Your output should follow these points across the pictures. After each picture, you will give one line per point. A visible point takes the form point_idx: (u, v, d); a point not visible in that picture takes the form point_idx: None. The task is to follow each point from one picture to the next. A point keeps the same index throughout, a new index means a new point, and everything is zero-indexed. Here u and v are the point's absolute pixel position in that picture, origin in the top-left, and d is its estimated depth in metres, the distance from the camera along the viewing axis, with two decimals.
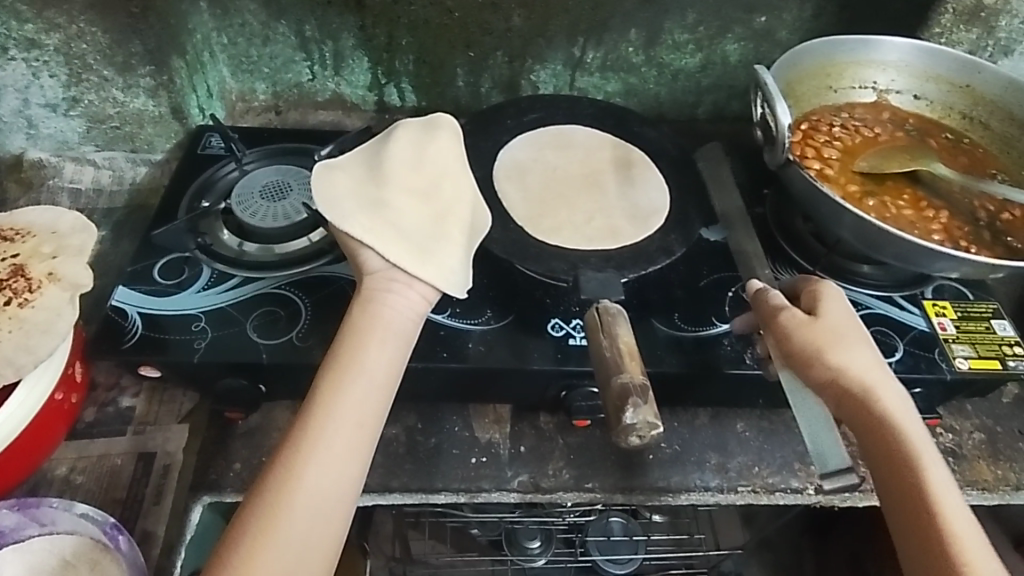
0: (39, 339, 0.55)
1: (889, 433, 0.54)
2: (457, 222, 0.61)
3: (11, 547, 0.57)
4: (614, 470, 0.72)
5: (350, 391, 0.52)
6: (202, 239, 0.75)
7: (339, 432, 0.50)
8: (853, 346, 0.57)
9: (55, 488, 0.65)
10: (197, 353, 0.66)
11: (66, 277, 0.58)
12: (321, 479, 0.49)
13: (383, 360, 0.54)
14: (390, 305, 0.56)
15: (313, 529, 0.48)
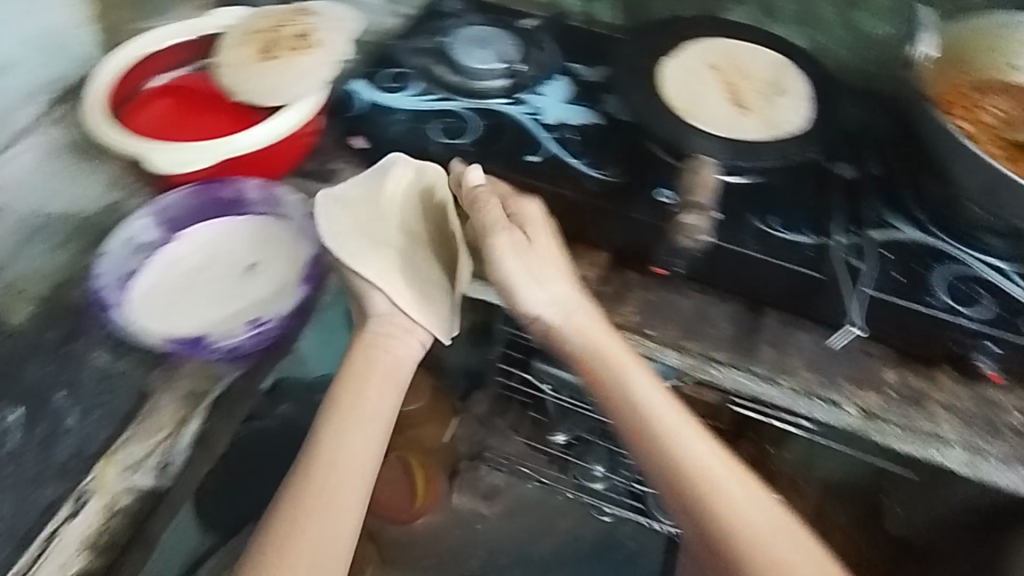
0: (309, 78, 0.82)
1: (661, 432, 0.68)
2: (462, 268, 0.77)
3: (249, 221, 0.82)
4: (674, 328, 0.80)
5: (352, 431, 0.69)
6: (418, 63, 0.95)
7: (347, 464, 0.67)
8: (601, 328, 0.73)
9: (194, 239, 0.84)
10: (392, 134, 0.87)
11: (338, 46, 0.85)
12: (335, 497, 0.66)
13: (377, 397, 0.72)
14: (398, 352, 0.75)
15: (328, 532, 0.64)
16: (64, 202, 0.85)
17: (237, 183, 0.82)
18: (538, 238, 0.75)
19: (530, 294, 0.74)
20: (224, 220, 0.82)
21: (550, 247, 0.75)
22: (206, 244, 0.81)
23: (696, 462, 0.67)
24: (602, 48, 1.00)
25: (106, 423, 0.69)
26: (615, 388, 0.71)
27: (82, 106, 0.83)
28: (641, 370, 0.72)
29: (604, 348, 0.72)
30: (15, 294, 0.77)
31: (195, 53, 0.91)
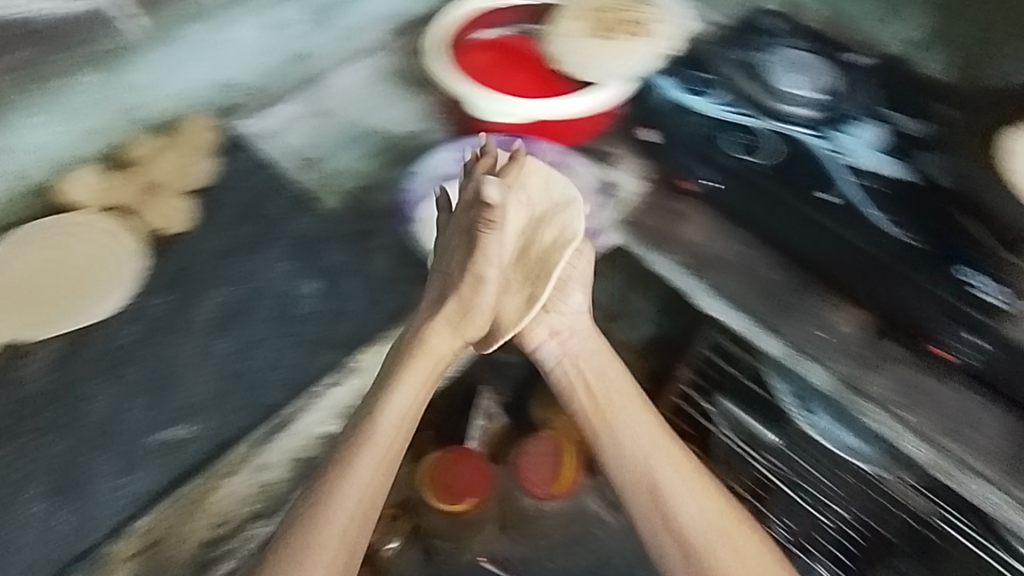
0: (637, 65, 0.93)
1: (623, 440, 0.70)
2: (511, 224, 0.74)
3: None
4: (933, 414, 0.77)
5: (382, 416, 0.67)
6: (726, 72, 0.94)
7: (370, 453, 0.65)
8: (600, 388, 0.74)
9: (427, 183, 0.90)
10: (687, 130, 0.90)
11: (669, 46, 0.96)
12: (353, 488, 0.63)
13: (404, 397, 0.69)
14: (430, 346, 0.72)
15: (345, 522, 0.61)
16: (380, 120, 0.98)
17: (533, 144, 0.91)
18: (469, 280, 0.73)
19: (563, 305, 0.79)
20: None
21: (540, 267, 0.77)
22: None
23: (640, 458, 0.69)
24: (929, 95, 0.92)
25: (380, 318, 0.80)
26: (604, 409, 0.73)
27: (426, 42, 0.95)
28: (628, 393, 0.74)
29: (609, 414, 0.72)
30: (328, 187, 0.91)
31: (522, 19, 1.00)
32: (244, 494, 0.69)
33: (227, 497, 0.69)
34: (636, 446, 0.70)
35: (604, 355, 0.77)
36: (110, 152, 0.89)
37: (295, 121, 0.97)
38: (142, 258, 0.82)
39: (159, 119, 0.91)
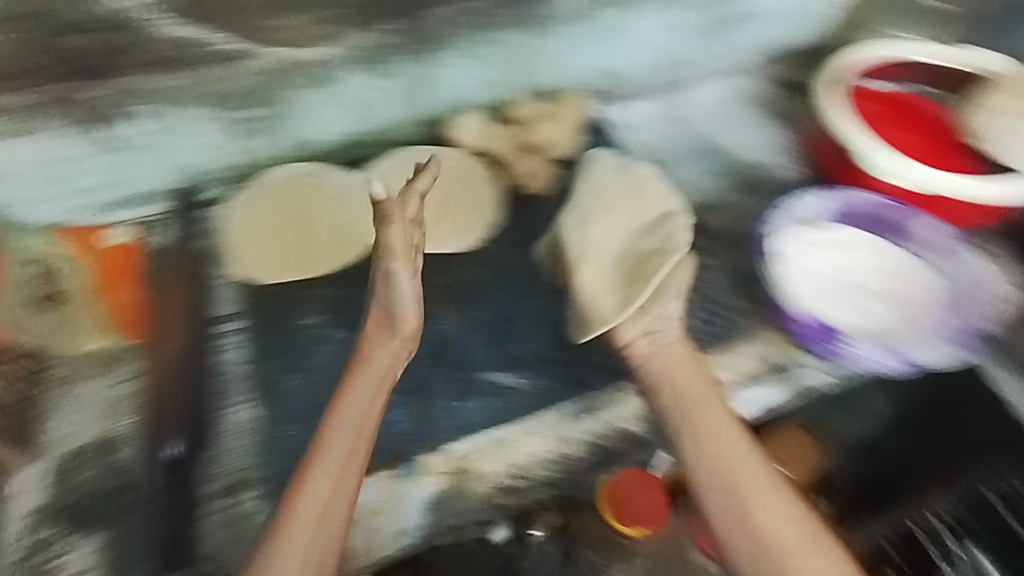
0: None
1: (704, 446, 0.72)
2: (609, 225, 0.87)
3: (903, 253, 0.91)
4: None
5: (349, 405, 0.68)
6: None
7: (343, 435, 0.66)
8: (686, 397, 0.75)
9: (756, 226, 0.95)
10: None
11: None
12: (325, 476, 0.64)
13: (358, 400, 0.68)
14: (375, 355, 0.71)
15: (326, 499, 0.64)
16: (731, 141, 1.03)
17: (909, 217, 0.92)
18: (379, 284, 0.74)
19: (661, 309, 0.80)
20: (886, 239, 0.91)
21: (608, 200, 0.88)
22: (852, 246, 0.91)
23: (730, 469, 0.70)
24: None
25: None
26: (680, 413, 0.74)
27: (824, 79, 0.95)
28: (710, 399, 0.75)
29: (693, 412, 0.74)
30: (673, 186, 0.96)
31: (920, 78, 0.99)
32: (533, 453, 0.75)
33: (525, 456, 0.75)
34: (714, 452, 0.71)
35: (680, 373, 0.76)
36: (496, 104, 0.94)
37: (655, 120, 1.03)
38: (502, 210, 0.90)
39: (548, 87, 0.95)
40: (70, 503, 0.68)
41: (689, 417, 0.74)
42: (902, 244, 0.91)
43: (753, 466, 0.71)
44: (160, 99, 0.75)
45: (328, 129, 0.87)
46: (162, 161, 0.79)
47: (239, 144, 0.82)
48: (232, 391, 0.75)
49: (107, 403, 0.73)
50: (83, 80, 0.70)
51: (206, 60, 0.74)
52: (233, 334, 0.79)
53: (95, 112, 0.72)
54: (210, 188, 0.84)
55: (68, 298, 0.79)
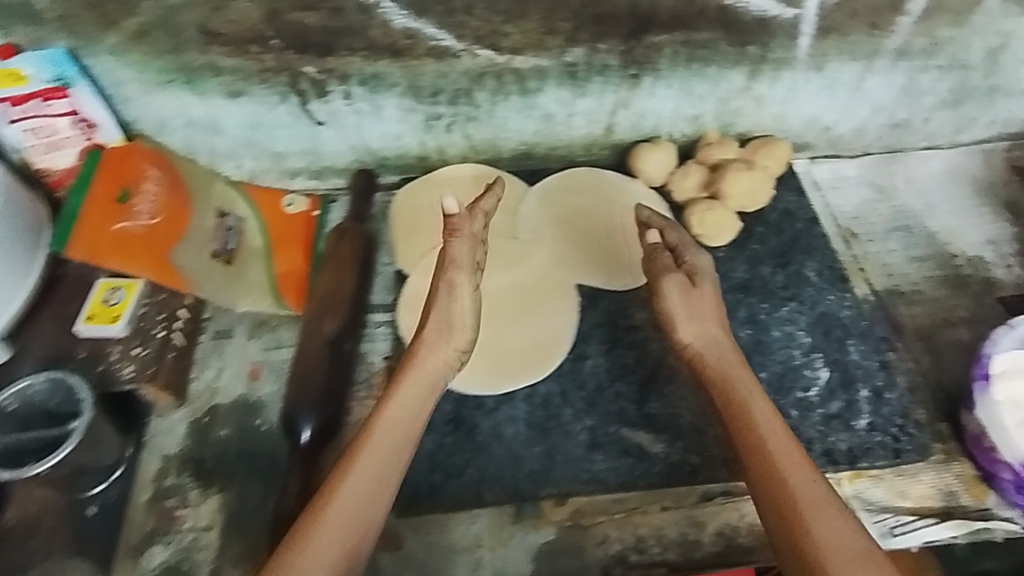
0: None
1: (818, 527, 0.51)
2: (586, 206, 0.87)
3: None
4: None
5: (400, 396, 0.60)
6: None
7: (391, 427, 0.58)
8: (781, 446, 0.56)
9: (963, 331, 0.83)
10: None
11: None
12: (360, 480, 0.55)
13: (407, 407, 0.60)
14: (433, 361, 0.63)
15: (362, 503, 0.54)
16: (940, 226, 0.93)
17: None
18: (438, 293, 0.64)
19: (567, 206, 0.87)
20: None
21: (571, 217, 0.86)
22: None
23: (849, 548, 0.50)
24: None
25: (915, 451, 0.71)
26: (765, 457, 0.56)
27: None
28: (793, 446, 0.56)
29: (793, 461, 0.55)
30: (874, 267, 0.88)
31: None
32: (673, 536, 0.65)
33: (660, 531, 0.65)
34: (827, 534, 0.51)
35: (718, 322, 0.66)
36: (683, 140, 0.91)
37: (856, 188, 0.96)
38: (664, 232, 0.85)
39: (740, 132, 0.91)
40: (203, 455, 0.70)
41: (789, 453, 0.56)
42: None
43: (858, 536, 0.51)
44: (372, 80, 0.77)
45: (508, 137, 0.87)
46: (348, 139, 0.84)
47: (421, 135, 0.85)
48: (368, 386, 0.74)
49: (256, 362, 0.77)
50: (307, 55, 0.73)
51: (426, 54, 0.75)
52: (382, 327, 0.78)
53: (310, 87, 0.77)
54: (386, 174, 0.90)
55: (237, 252, 0.82)
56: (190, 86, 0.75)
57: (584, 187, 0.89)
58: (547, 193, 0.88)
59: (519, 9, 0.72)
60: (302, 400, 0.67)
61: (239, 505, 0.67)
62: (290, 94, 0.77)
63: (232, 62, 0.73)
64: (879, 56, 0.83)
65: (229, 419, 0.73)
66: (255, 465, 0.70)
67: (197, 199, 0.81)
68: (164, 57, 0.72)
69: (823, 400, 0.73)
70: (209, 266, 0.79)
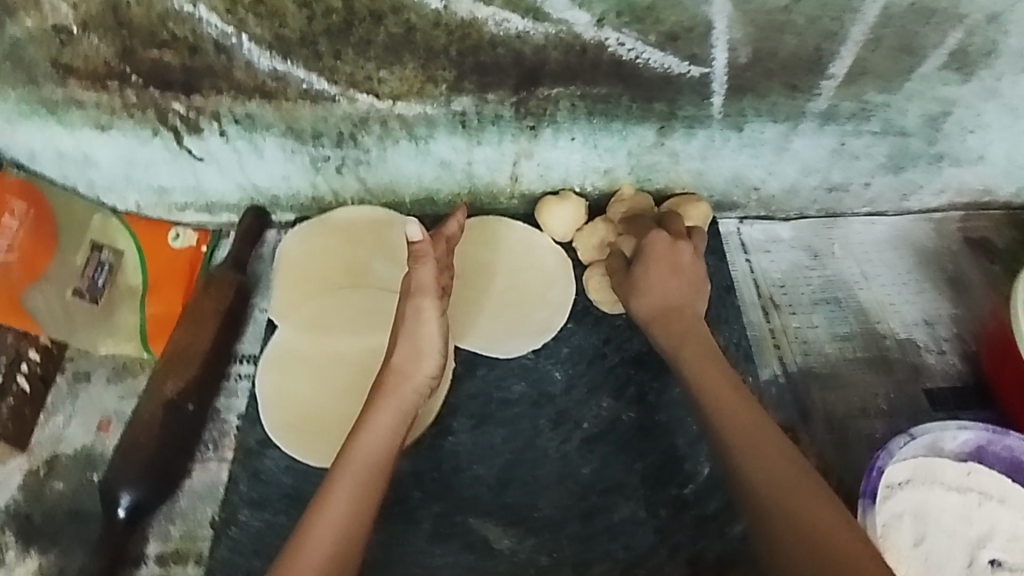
0: None
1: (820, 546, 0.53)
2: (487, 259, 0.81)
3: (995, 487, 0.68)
4: None
5: (378, 418, 0.60)
6: None
7: (370, 444, 0.59)
8: (766, 449, 0.60)
9: (877, 425, 0.76)
10: None
11: None
12: (338, 504, 0.55)
13: (386, 427, 0.60)
14: (407, 383, 0.62)
15: (342, 523, 0.55)
16: (873, 298, 0.85)
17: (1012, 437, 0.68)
18: (406, 319, 0.63)
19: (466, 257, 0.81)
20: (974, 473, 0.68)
21: (471, 270, 0.80)
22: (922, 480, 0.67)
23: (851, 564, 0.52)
24: None
25: None
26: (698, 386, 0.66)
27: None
28: (782, 460, 0.59)
29: (784, 473, 0.58)
30: (791, 343, 0.81)
31: None
32: None
33: None
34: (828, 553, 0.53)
35: (659, 278, 0.73)
36: (597, 193, 0.84)
37: (788, 251, 0.88)
38: (556, 296, 0.80)
39: (658, 187, 0.84)
40: (32, 511, 0.67)
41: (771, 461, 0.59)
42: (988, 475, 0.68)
43: (776, 442, 0.60)
44: (246, 121, 0.73)
45: (406, 182, 0.82)
46: (232, 178, 0.81)
47: (310, 177, 0.81)
48: (216, 447, 0.69)
49: (107, 413, 0.73)
50: (171, 92, 0.70)
51: (299, 96, 0.71)
52: (245, 381, 0.73)
53: (182, 124, 0.73)
54: (280, 212, 0.85)
55: (107, 291, 0.78)
56: (54, 117, 0.72)
57: (493, 237, 0.82)
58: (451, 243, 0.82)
59: (392, 56, 0.68)
60: (124, 467, 0.62)
61: (58, 571, 0.64)
62: (162, 130, 0.74)
63: (91, 96, 0.70)
64: (803, 117, 0.77)
65: (68, 472, 0.69)
66: (83, 528, 0.66)
67: (66, 236, 0.78)
68: (20, 88, 0.69)
69: (699, 499, 0.66)
70: (69, 306, 0.76)
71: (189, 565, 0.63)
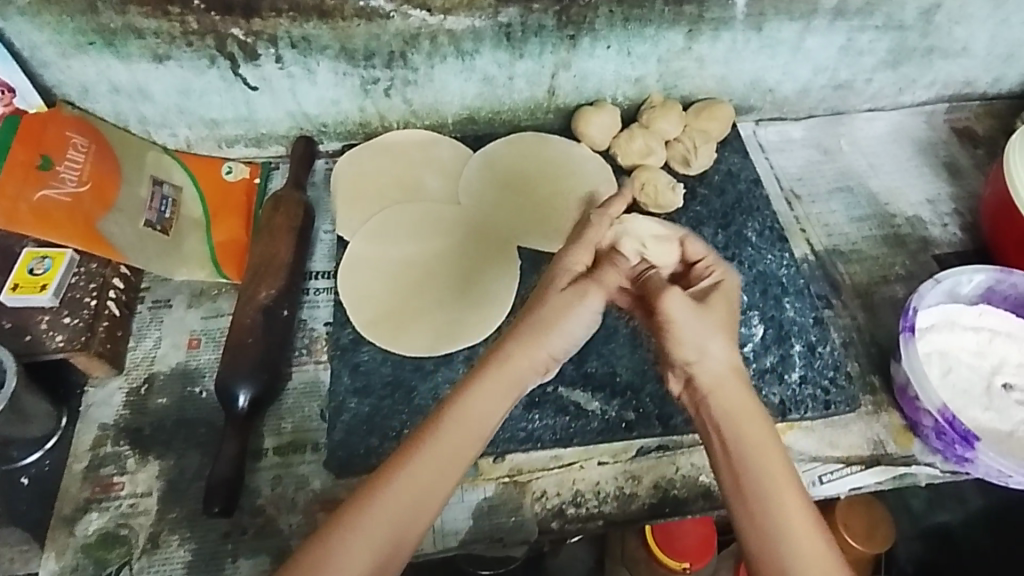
0: None
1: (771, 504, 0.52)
2: (533, 169, 0.87)
3: (999, 314, 0.78)
4: None
5: (480, 399, 0.56)
6: None
7: (466, 426, 0.55)
8: (726, 413, 0.56)
9: (898, 287, 0.84)
10: None
11: None
12: (403, 491, 0.52)
13: (485, 405, 0.56)
14: (520, 360, 0.58)
15: (404, 508, 0.52)
16: (882, 184, 0.94)
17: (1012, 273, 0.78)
18: (568, 296, 0.61)
19: (512, 167, 0.86)
20: (984, 309, 0.78)
21: (520, 178, 0.86)
22: (938, 317, 0.76)
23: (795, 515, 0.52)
24: None
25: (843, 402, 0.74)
26: (739, 469, 0.54)
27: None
28: (764, 429, 0.55)
29: (740, 432, 0.55)
30: (814, 227, 0.89)
31: None
32: (609, 491, 0.68)
33: (598, 486, 0.68)
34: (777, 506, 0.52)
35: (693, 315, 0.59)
36: (628, 103, 0.91)
37: (802, 149, 0.96)
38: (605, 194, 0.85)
39: (684, 94, 0.91)
40: (141, 424, 0.70)
41: (734, 415, 0.56)
42: (992, 309, 0.78)
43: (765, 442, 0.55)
44: (302, 44, 0.77)
45: (449, 101, 0.87)
46: (283, 105, 0.84)
47: (358, 100, 0.85)
48: (309, 351, 0.74)
49: (195, 332, 0.76)
50: (232, 16, 0.73)
51: (356, 14, 0.75)
52: (323, 292, 0.78)
53: (239, 51, 0.77)
54: (327, 141, 0.89)
55: (174, 221, 0.81)
56: (111, 48, 0.75)
57: (535, 148, 0.88)
58: (497, 158, 0.87)
59: None
60: (235, 366, 0.67)
61: (177, 474, 0.67)
62: (218, 58, 0.77)
63: (152, 24, 0.73)
64: (816, 14, 0.84)
65: (167, 388, 0.72)
66: (195, 433, 0.69)
67: (128, 168, 0.80)
68: (77, 18, 0.72)
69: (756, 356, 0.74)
70: (143, 235, 0.77)
71: (308, 450, 0.68)
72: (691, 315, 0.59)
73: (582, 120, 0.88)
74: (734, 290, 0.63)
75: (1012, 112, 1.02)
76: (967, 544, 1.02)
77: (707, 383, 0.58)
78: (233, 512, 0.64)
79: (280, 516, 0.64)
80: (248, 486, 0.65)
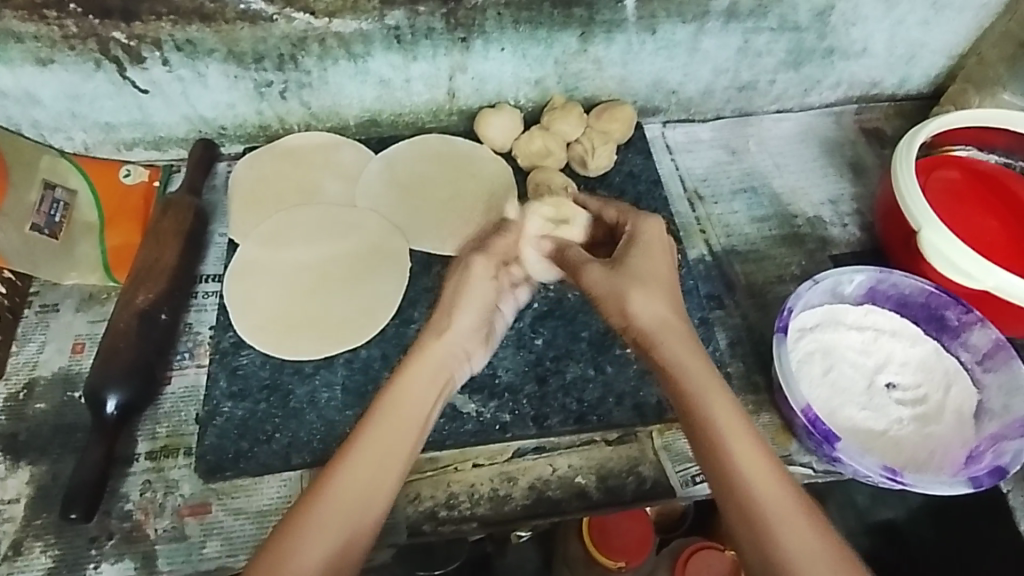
0: None
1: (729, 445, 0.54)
2: (432, 172, 0.87)
3: (884, 315, 0.79)
4: None
5: (413, 384, 0.58)
6: None
7: (403, 415, 0.56)
8: (678, 364, 0.58)
9: (792, 287, 0.85)
10: None
11: None
12: (356, 478, 0.53)
13: (418, 392, 0.58)
14: (445, 347, 0.61)
15: (361, 491, 0.52)
16: (786, 184, 0.95)
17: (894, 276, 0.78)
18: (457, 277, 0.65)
19: (411, 170, 0.87)
20: (868, 309, 0.79)
21: (417, 181, 0.86)
22: (822, 316, 0.78)
23: (752, 456, 0.54)
24: None
25: None
26: (694, 415, 0.56)
27: (912, 133, 0.82)
28: (711, 378, 0.57)
29: (691, 379, 0.57)
30: (714, 227, 0.90)
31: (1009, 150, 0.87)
32: (484, 493, 0.69)
33: (473, 488, 0.69)
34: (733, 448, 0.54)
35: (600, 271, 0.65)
36: (530, 105, 0.91)
37: (708, 150, 0.96)
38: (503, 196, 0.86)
39: (586, 95, 0.91)
40: (17, 430, 0.70)
41: (682, 363, 0.58)
42: (876, 309, 0.79)
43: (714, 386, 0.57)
44: (187, 47, 0.77)
45: (348, 104, 0.86)
46: (178, 109, 0.83)
47: (254, 103, 0.84)
48: (192, 355, 0.75)
49: (80, 337, 0.76)
50: (111, 19, 0.73)
51: (237, 18, 0.75)
52: (211, 296, 0.78)
53: (124, 54, 0.76)
54: (228, 143, 0.89)
55: (66, 226, 0.80)
56: None
57: (437, 150, 0.88)
58: (398, 159, 0.87)
59: None
60: (108, 370, 0.66)
61: (49, 480, 0.67)
62: (104, 61, 0.77)
63: (29, 28, 0.73)
64: (708, 17, 0.85)
65: (48, 393, 0.72)
66: (71, 439, 0.69)
67: (17, 174, 0.78)
68: None
69: None
70: (29, 241, 0.77)
71: (180, 455, 0.68)
72: (608, 278, 0.64)
73: (482, 121, 0.87)
74: (657, 231, 0.67)
75: (921, 112, 1.03)
76: (916, 539, 0.95)
77: (653, 335, 0.60)
78: (97, 517, 0.64)
79: (148, 521, 0.65)
80: (118, 492, 0.66)
